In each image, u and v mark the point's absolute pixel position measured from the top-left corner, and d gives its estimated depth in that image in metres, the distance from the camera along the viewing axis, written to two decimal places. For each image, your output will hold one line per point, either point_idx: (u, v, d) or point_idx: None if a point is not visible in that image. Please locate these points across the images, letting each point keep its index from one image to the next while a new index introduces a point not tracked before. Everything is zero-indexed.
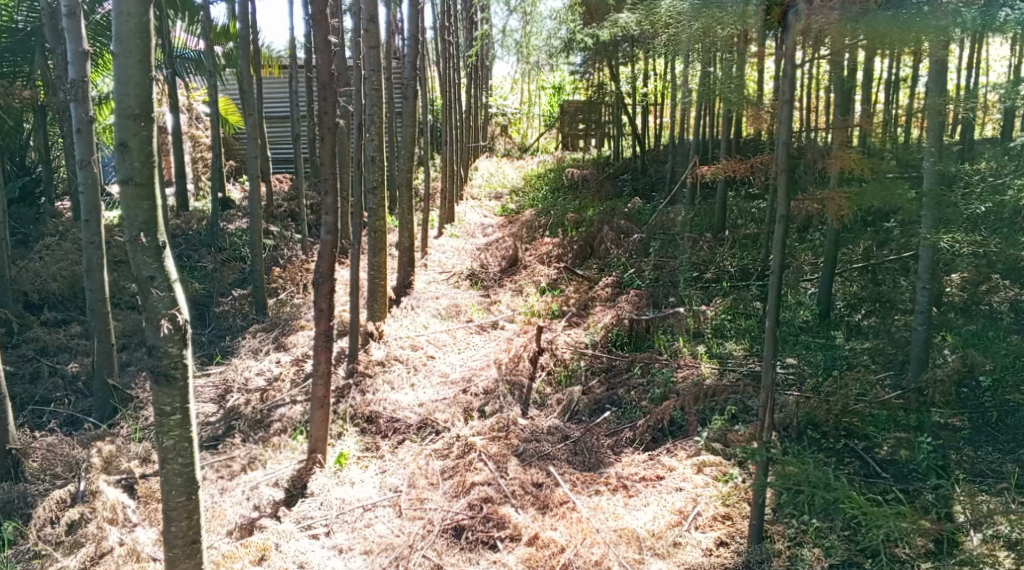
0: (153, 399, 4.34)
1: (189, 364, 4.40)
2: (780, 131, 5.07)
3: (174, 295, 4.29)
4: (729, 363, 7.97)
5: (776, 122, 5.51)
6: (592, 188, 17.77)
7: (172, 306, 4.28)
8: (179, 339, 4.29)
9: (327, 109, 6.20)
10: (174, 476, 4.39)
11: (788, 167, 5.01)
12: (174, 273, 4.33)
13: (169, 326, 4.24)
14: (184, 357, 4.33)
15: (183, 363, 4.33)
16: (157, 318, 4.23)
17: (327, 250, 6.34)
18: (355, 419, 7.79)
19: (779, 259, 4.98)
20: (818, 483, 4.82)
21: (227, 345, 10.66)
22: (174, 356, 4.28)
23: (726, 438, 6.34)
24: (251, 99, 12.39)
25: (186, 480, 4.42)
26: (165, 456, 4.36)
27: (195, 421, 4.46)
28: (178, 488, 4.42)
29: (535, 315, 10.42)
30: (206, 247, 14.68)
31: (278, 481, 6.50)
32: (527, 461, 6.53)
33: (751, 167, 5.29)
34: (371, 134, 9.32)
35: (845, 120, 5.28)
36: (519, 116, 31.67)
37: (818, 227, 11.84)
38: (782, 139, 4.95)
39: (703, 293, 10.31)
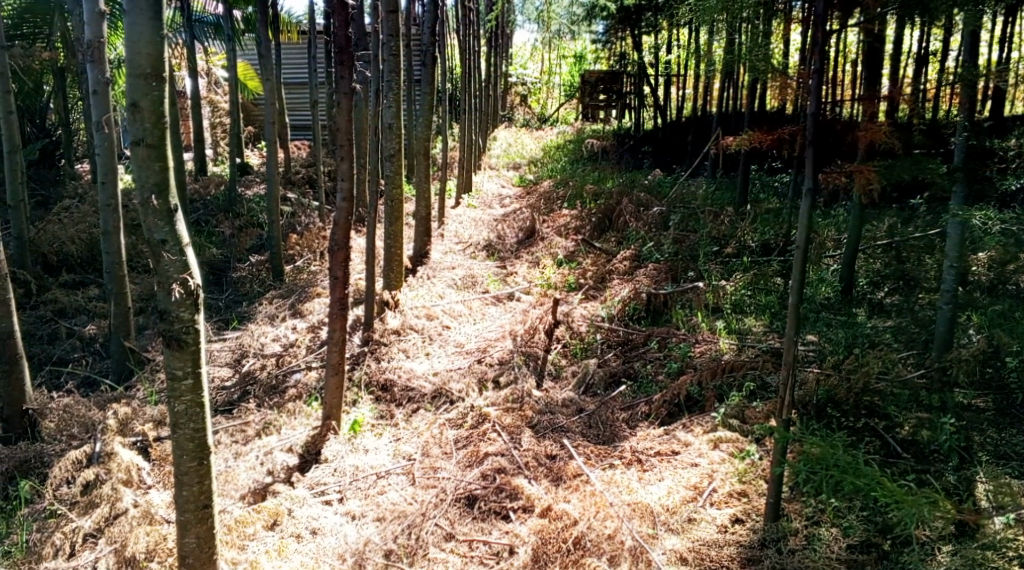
0: (165, 363, 4.30)
1: (202, 329, 4.36)
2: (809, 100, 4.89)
3: (185, 259, 4.24)
4: (748, 339, 7.87)
5: (804, 92, 5.33)
6: (612, 160, 17.57)
7: (184, 270, 4.24)
8: (191, 304, 4.25)
9: (344, 73, 6.10)
10: (185, 441, 4.37)
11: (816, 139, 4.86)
12: (186, 237, 4.28)
13: (180, 291, 4.21)
14: (196, 322, 4.29)
15: (194, 328, 4.30)
16: (168, 282, 4.20)
17: (343, 216, 6.27)
18: (370, 387, 7.77)
19: (805, 233, 4.82)
20: (846, 468, 4.79)
21: (243, 311, 10.67)
22: (185, 321, 4.24)
23: (743, 414, 6.25)
24: (269, 64, 12.29)
25: (197, 445, 4.41)
26: (177, 421, 4.35)
27: (207, 386, 4.43)
28: (190, 453, 4.41)
29: (551, 287, 10.33)
30: (225, 213, 14.68)
31: (292, 447, 6.48)
32: (541, 433, 6.49)
33: (779, 139, 5.05)
34: (389, 101, 9.22)
35: (875, 91, 5.11)
36: (539, 85, 31.38)
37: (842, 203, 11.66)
38: (810, 110, 4.70)
39: (723, 268, 10.17)
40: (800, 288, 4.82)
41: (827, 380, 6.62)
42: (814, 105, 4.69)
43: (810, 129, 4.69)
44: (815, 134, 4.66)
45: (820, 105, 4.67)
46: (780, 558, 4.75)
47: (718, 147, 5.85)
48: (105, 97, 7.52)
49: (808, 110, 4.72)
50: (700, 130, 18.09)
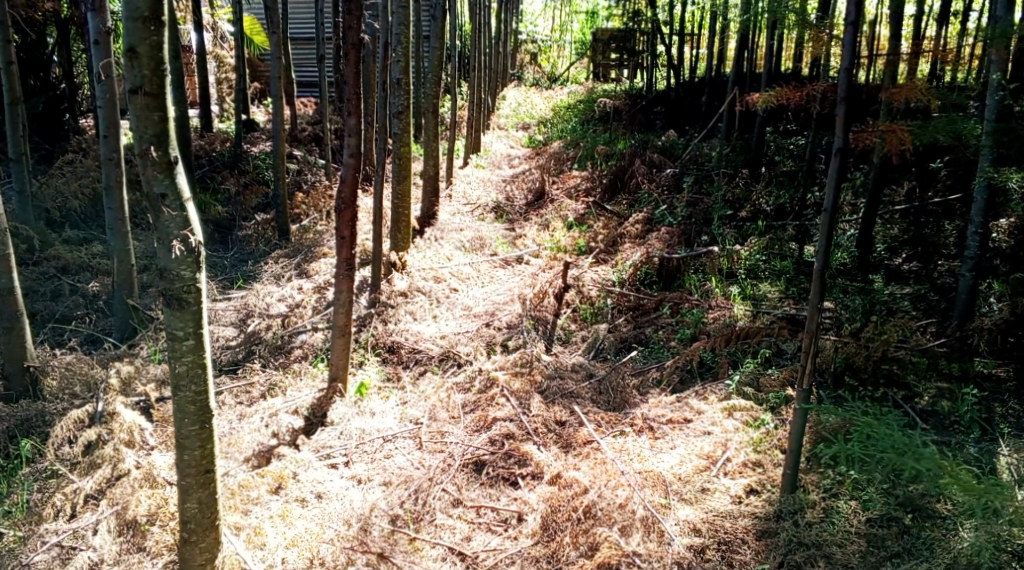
0: (166, 323, 4.15)
1: (203, 288, 4.21)
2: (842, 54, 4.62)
3: (186, 215, 4.08)
4: (763, 306, 7.71)
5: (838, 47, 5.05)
6: (624, 121, 17.24)
7: (185, 226, 4.07)
8: (192, 262, 4.09)
9: (352, 24, 5.85)
10: (187, 404, 4.24)
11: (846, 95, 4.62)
12: (187, 191, 4.11)
13: (181, 248, 4.05)
14: (198, 281, 4.14)
15: (196, 287, 4.14)
16: (168, 238, 4.04)
17: (350, 174, 6.08)
18: (376, 349, 7.65)
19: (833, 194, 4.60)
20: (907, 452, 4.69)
21: (248, 271, 10.52)
22: (186, 280, 4.09)
23: (759, 383, 6.11)
24: (276, 17, 11.97)
25: (199, 408, 4.28)
26: (178, 383, 4.21)
27: (209, 347, 4.30)
28: (191, 416, 4.28)
29: (560, 250, 10.14)
30: (230, 170, 14.47)
31: (298, 409, 6.36)
32: (550, 399, 6.36)
33: (807, 95, 4.77)
34: (397, 55, 8.95)
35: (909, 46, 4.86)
36: (549, 43, 30.76)
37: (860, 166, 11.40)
38: (842, 65, 4.40)
39: (737, 233, 9.96)
40: (827, 252, 4.55)
41: (845, 347, 6.47)
42: (847, 61, 4.40)
43: (842, 87, 4.41)
44: (848, 90, 4.38)
45: (854, 60, 4.38)
46: (797, 531, 4.63)
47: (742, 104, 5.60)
48: (106, 48, 7.26)
49: (841, 65, 4.43)
50: (714, 92, 17.76)
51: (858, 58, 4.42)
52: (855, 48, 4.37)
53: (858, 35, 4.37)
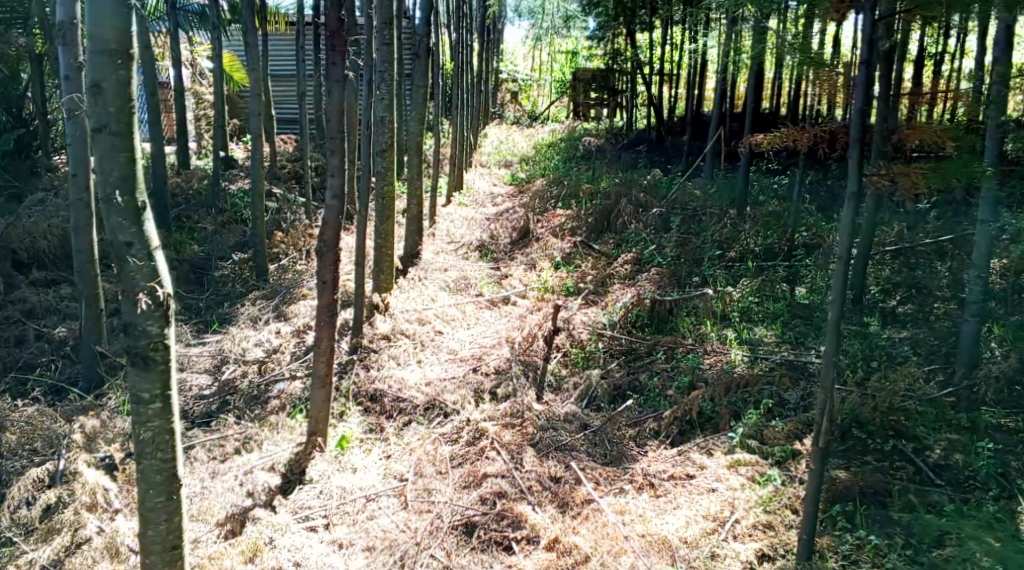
0: (130, 385, 3.81)
1: (173, 346, 3.86)
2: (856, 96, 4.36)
3: (154, 264, 3.75)
4: (760, 350, 7.47)
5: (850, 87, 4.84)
6: (608, 159, 17.12)
7: (152, 278, 3.74)
8: (160, 316, 3.76)
9: (337, 60, 5.61)
10: (153, 473, 3.90)
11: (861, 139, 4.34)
12: (156, 240, 3.79)
13: (146, 301, 3.71)
14: (167, 337, 3.80)
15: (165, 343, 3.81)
16: (134, 291, 3.71)
17: (333, 215, 5.79)
18: (358, 398, 7.28)
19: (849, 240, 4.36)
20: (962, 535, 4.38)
21: (224, 313, 10.12)
22: (153, 336, 3.75)
23: (762, 435, 5.81)
24: (256, 53, 11.74)
25: (166, 478, 3.93)
26: (143, 450, 3.87)
27: (178, 411, 3.95)
28: (157, 487, 3.94)
29: (548, 291, 9.86)
30: (207, 208, 14.12)
31: (275, 466, 5.96)
32: (543, 452, 6.03)
33: (816, 137, 4.57)
34: (381, 93, 8.73)
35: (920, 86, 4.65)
36: (529, 82, 30.81)
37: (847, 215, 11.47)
38: (855, 105, 4.20)
39: (729, 274, 9.76)
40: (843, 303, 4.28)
41: (851, 396, 6.21)
42: (859, 101, 4.20)
43: (855, 128, 4.21)
44: (861, 131, 4.18)
45: (866, 100, 4.19)
46: None
47: (746, 145, 5.40)
48: (77, 84, 6.98)
49: (853, 105, 4.22)
50: (697, 132, 17.74)
51: (870, 97, 4.23)
52: (867, 87, 4.18)
53: (870, 74, 4.18)
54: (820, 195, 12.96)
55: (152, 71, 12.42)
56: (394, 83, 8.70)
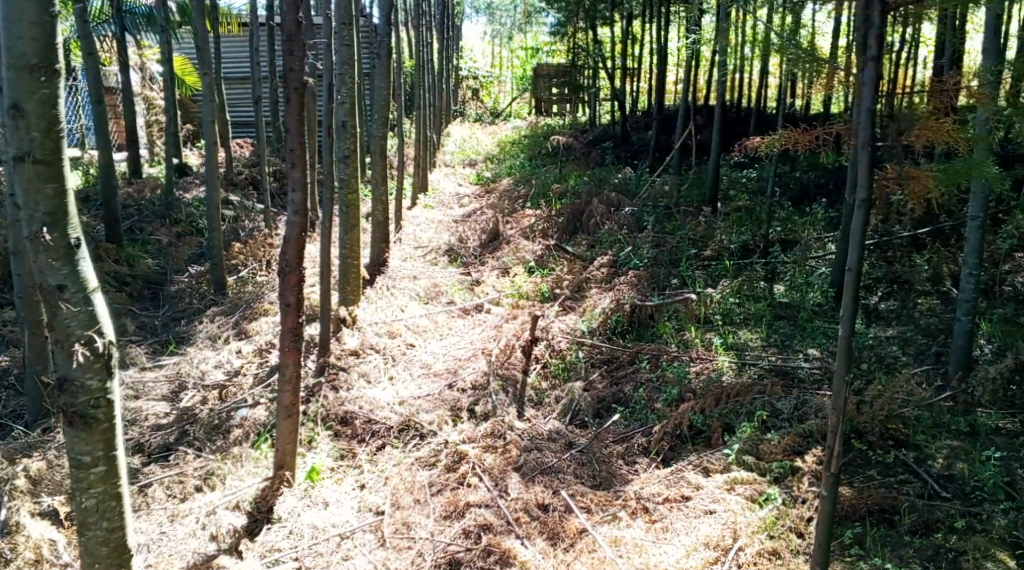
0: (69, 449, 3.68)
1: (115, 402, 3.75)
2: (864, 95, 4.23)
3: (91, 308, 3.60)
4: (747, 355, 7.20)
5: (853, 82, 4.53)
6: (575, 157, 16.81)
7: (88, 324, 3.58)
8: (97, 366, 3.62)
9: (295, 64, 5.16)
10: (97, 545, 3.81)
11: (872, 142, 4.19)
12: (93, 281, 3.65)
13: (83, 353, 3.56)
14: (108, 394, 3.70)
15: (108, 398, 3.69)
16: (68, 342, 3.55)
17: (296, 232, 5.35)
18: (327, 422, 6.85)
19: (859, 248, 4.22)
20: None
21: (180, 331, 9.60)
22: (92, 391, 3.62)
23: (758, 450, 5.54)
24: (208, 56, 11.19)
25: (112, 549, 3.85)
26: (86, 519, 3.77)
27: (123, 475, 3.85)
28: (104, 559, 3.85)
29: (522, 297, 9.52)
30: (160, 219, 13.53)
31: (239, 504, 5.53)
32: (528, 476, 5.67)
33: (818, 139, 4.61)
34: (342, 96, 8.26)
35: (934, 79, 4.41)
36: (491, 78, 30.36)
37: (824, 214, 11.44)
38: (864, 105, 4.17)
39: (707, 275, 9.50)
40: (853, 318, 4.03)
41: (853, 404, 5.97)
42: (868, 102, 4.14)
43: (865, 131, 4.15)
44: (871, 133, 4.13)
45: (875, 100, 4.18)
46: None
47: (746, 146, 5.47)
48: None
49: (862, 105, 4.21)
50: (663, 126, 17.52)
51: (879, 96, 4.20)
52: (877, 86, 4.14)
53: (879, 73, 4.15)
54: (791, 188, 12.78)
55: (97, 78, 11.81)
56: (354, 84, 8.24)
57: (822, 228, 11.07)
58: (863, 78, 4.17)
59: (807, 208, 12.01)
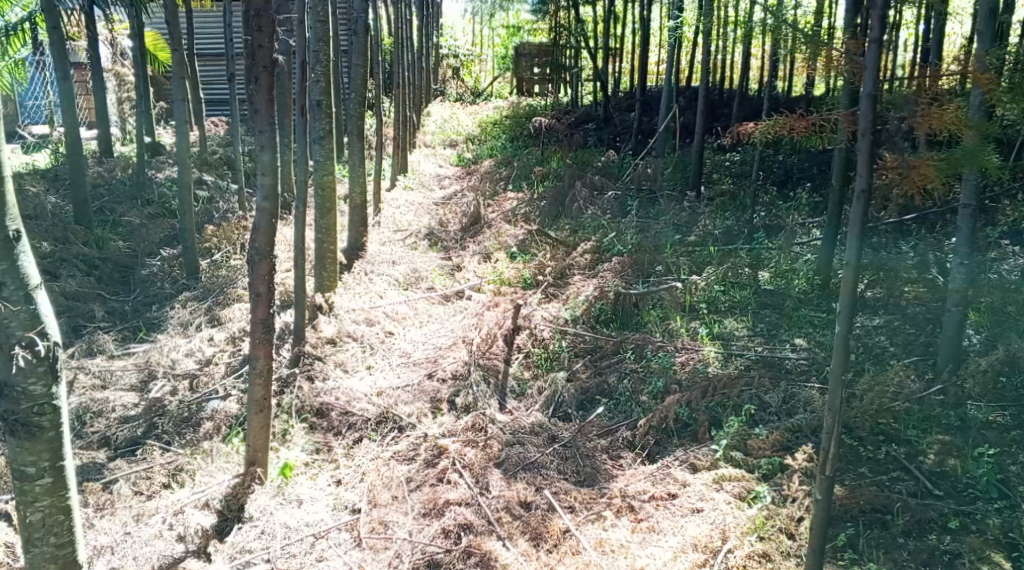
0: (13, 459, 3.58)
1: (61, 409, 3.65)
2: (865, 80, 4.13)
3: (33, 309, 3.47)
4: (734, 346, 7.04)
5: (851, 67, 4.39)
6: (557, 139, 16.57)
7: (28, 325, 3.46)
8: (40, 370, 3.51)
9: (263, 42, 4.89)
10: (44, 560, 3.69)
11: (872, 129, 4.10)
12: (36, 279, 3.53)
13: (24, 356, 3.44)
14: (53, 400, 3.58)
15: (54, 403, 3.58)
16: (8, 345, 3.43)
17: (266, 220, 5.09)
18: (302, 414, 6.61)
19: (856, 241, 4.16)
20: None
21: (151, 317, 9.30)
22: (35, 397, 3.50)
23: (746, 445, 5.40)
24: (179, 32, 10.80)
25: (63, 563, 3.73)
26: (31, 534, 3.65)
27: (73, 487, 3.74)
28: None
29: (504, 283, 9.31)
30: (132, 200, 13.15)
31: (209, 502, 5.31)
32: (510, 473, 5.50)
33: (813, 124, 4.55)
34: (316, 75, 7.94)
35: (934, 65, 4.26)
36: (472, 56, 29.87)
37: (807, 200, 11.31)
38: (865, 91, 4.08)
39: (692, 262, 9.34)
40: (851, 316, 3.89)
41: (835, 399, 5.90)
42: (869, 88, 4.06)
43: (865, 117, 4.08)
44: (871, 121, 4.06)
45: (877, 86, 4.08)
46: None
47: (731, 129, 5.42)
48: None
49: (863, 90, 4.11)
50: (645, 108, 17.32)
51: (879, 85, 4.12)
52: (878, 71, 4.05)
53: (882, 56, 4.04)
54: (775, 172, 12.64)
55: (63, 55, 11.39)
56: (330, 63, 7.93)
57: (807, 214, 10.93)
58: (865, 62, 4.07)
59: (792, 193, 11.87)
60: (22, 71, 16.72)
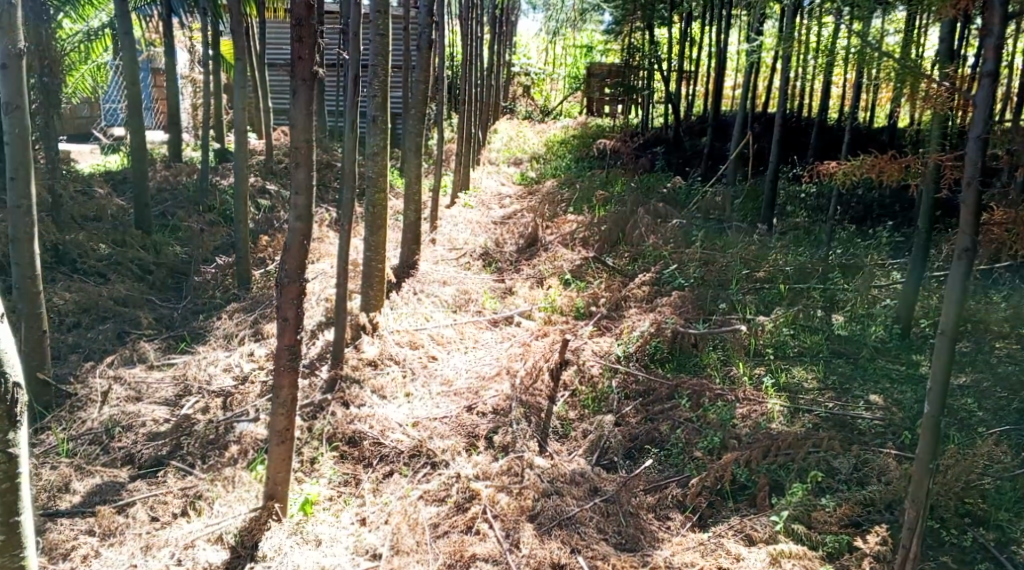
0: None
1: (24, 460, 3.14)
2: (973, 123, 3.74)
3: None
4: (801, 399, 6.47)
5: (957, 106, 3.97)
6: (623, 161, 16.12)
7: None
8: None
9: (303, 53, 4.62)
10: None
11: (981, 177, 3.69)
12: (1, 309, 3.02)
13: None
14: (16, 446, 3.08)
15: (12, 452, 3.07)
16: None
17: (297, 240, 4.80)
18: (333, 441, 6.25)
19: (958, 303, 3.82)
20: None
21: (197, 326, 9.11)
22: None
23: (810, 518, 4.86)
24: (245, 40, 10.70)
25: None
26: None
27: (34, 546, 3.20)
28: None
29: (555, 312, 8.86)
30: (193, 206, 13.13)
31: (222, 537, 5.00)
32: (545, 529, 5.07)
33: (906, 167, 4.27)
34: (371, 88, 7.65)
35: None
36: (542, 76, 29.58)
37: (889, 240, 10.58)
38: (974, 134, 3.67)
39: (759, 301, 8.75)
40: (942, 397, 3.83)
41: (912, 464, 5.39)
42: (980, 129, 3.66)
43: (972, 163, 3.67)
44: (979, 168, 3.67)
45: (989, 127, 3.66)
46: None
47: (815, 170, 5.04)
48: (16, 73, 5.89)
49: (972, 132, 3.70)
50: (717, 134, 16.75)
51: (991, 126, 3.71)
52: (991, 111, 3.63)
53: (996, 95, 3.64)
54: (852, 208, 11.98)
55: (134, 60, 11.42)
56: (387, 76, 7.63)
57: (887, 254, 10.22)
58: (975, 100, 3.68)
59: (870, 230, 11.16)
60: (103, 74, 17.03)
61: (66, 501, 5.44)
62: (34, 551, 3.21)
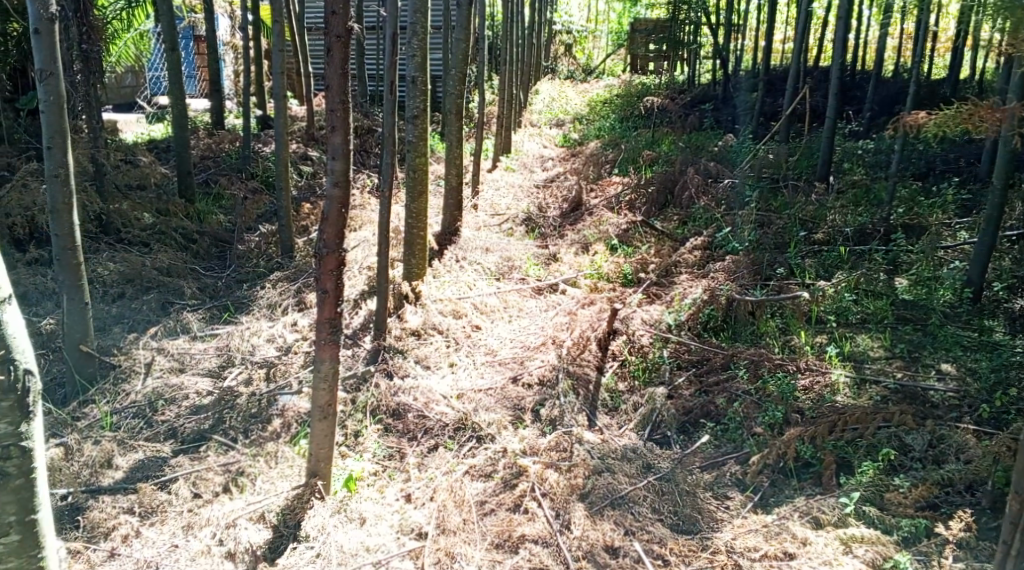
0: None
1: (39, 451, 3.01)
2: None
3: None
4: (866, 370, 6.13)
5: None
6: (670, 120, 15.60)
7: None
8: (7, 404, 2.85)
9: (337, 8, 4.34)
10: None
11: None
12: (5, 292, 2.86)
13: None
14: (28, 437, 2.94)
15: (25, 445, 2.94)
16: None
17: (334, 210, 4.57)
18: (377, 414, 6.08)
19: None
20: None
21: (240, 296, 9.00)
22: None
23: (883, 500, 4.59)
24: (282, 2, 10.40)
25: None
26: None
27: (53, 538, 3.09)
28: None
29: (602, 278, 8.56)
30: (236, 173, 13.02)
31: (264, 516, 4.87)
32: (597, 509, 4.84)
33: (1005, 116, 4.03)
34: (410, 47, 7.31)
35: None
36: (585, 33, 28.80)
37: (955, 198, 10.03)
38: None
39: (818, 265, 8.36)
40: None
41: (994, 440, 5.03)
42: None
43: None
44: None
45: None
46: None
47: (893, 125, 4.67)
48: (50, 37, 5.77)
49: None
50: (768, 91, 16.10)
51: None
52: None
53: None
54: (914, 164, 11.40)
55: (172, 25, 11.24)
56: (428, 35, 7.29)
57: (954, 213, 9.69)
58: None
59: (935, 188, 10.59)
60: (145, 42, 16.94)
61: (108, 477, 5.36)
62: (53, 545, 3.10)
